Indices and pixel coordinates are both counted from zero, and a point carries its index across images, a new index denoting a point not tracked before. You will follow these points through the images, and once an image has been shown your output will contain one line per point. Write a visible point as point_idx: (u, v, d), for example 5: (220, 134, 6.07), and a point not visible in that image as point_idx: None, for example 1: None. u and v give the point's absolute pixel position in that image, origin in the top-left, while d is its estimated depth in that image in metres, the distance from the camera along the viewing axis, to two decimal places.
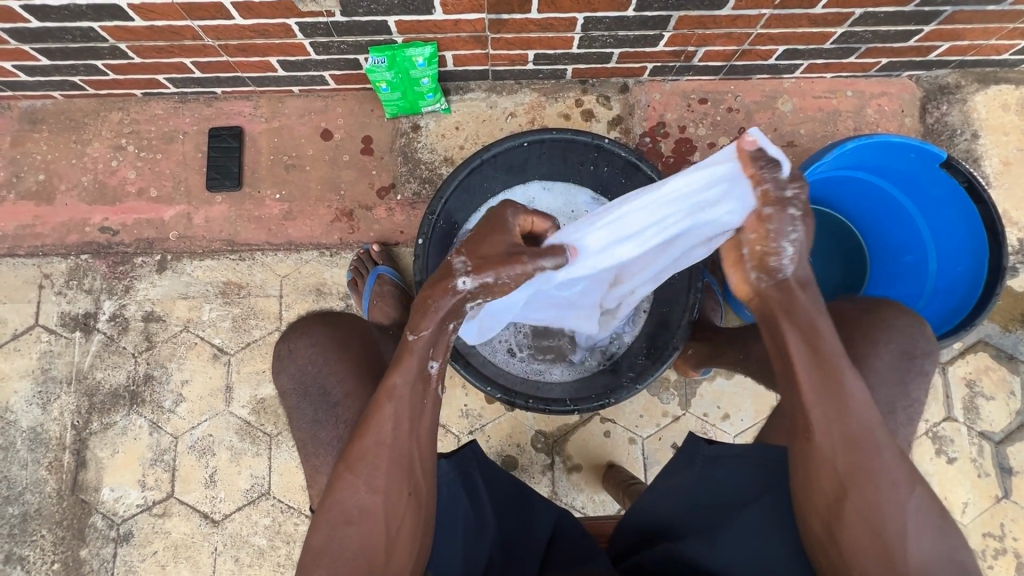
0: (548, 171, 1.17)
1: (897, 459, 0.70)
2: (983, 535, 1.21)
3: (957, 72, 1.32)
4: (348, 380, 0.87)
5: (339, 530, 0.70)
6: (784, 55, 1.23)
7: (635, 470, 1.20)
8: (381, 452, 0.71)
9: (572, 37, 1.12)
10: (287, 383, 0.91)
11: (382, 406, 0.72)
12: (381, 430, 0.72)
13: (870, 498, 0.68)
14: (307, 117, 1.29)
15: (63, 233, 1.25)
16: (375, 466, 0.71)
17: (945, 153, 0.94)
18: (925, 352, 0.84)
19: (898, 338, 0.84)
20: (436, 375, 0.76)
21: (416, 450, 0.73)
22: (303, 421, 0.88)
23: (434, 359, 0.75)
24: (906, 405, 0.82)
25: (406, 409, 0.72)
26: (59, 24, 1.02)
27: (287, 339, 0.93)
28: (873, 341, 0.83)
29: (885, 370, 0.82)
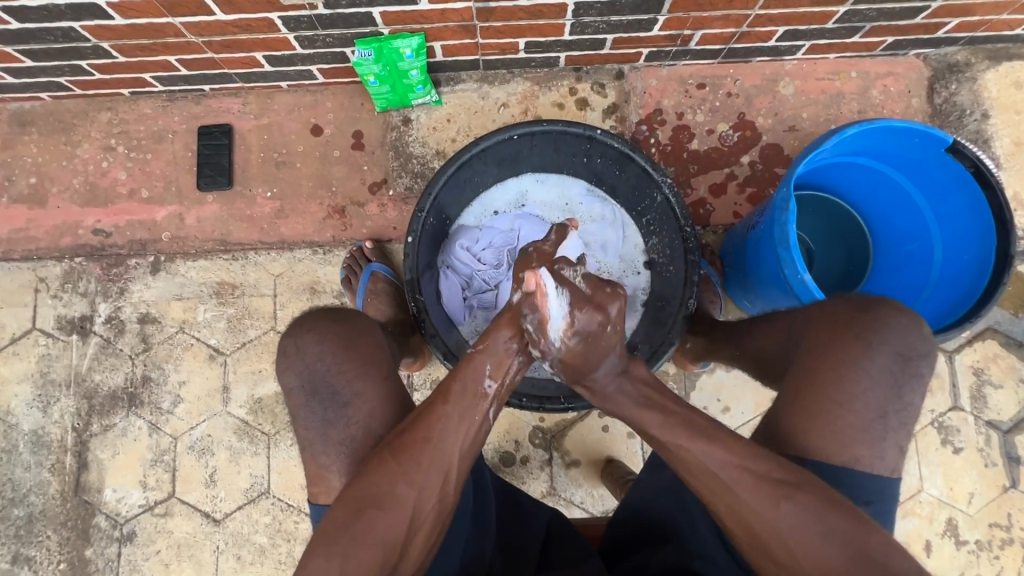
0: (541, 163, 1.15)
1: (750, 487, 0.68)
2: (989, 525, 1.19)
3: (967, 49, 1.27)
4: (357, 381, 0.80)
5: (367, 515, 0.69)
6: (785, 36, 1.18)
7: (634, 464, 1.19)
8: (426, 449, 0.72)
9: (563, 24, 1.09)
10: (294, 381, 0.80)
11: (437, 406, 0.74)
12: (430, 431, 0.72)
13: (750, 528, 0.68)
14: (296, 113, 1.27)
15: (57, 236, 1.25)
16: (418, 462, 0.71)
17: (950, 137, 0.90)
18: (924, 353, 0.76)
19: (893, 339, 0.75)
20: (491, 396, 0.77)
21: (456, 458, 0.73)
22: (310, 422, 0.80)
23: (492, 378, 0.77)
24: (898, 409, 0.74)
25: (459, 414, 0.74)
26: (39, 24, 1.00)
27: (291, 334, 0.82)
28: (866, 343, 0.74)
29: (876, 374, 0.74)
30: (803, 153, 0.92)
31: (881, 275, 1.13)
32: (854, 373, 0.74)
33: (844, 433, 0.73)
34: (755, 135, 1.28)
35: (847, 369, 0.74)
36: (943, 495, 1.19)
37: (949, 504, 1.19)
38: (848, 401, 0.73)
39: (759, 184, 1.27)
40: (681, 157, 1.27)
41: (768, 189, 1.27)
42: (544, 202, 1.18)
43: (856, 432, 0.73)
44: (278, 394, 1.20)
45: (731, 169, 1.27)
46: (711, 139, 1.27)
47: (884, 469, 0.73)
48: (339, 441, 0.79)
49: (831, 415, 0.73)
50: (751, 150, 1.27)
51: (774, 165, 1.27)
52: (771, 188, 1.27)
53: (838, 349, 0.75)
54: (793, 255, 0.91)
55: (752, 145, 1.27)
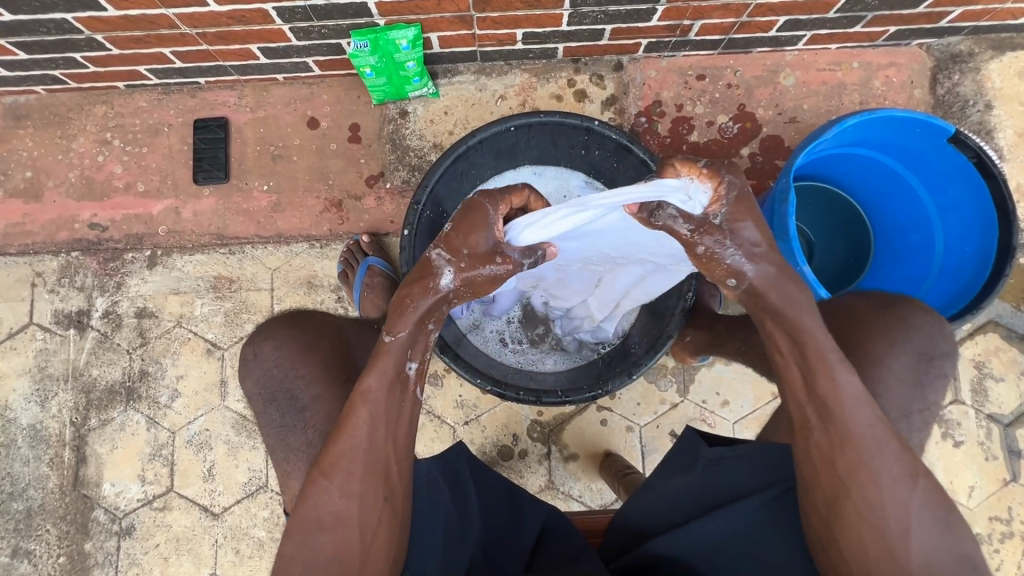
0: (538, 155, 1.14)
1: (895, 460, 0.68)
2: (990, 518, 1.18)
3: (971, 39, 1.26)
4: (314, 385, 0.85)
5: (313, 530, 0.70)
6: (786, 26, 1.17)
7: (633, 458, 1.19)
8: (354, 457, 0.70)
9: (561, 14, 1.08)
10: (252, 389, 0.87)
11: (358, 408, 0.71)
12: (354, 433, 0.71)
13: (869, 499, 0.67)
14: (292, 106, 1.26)
15: (53, 230, 1.24)
16: (349, 472, 0.70)
17: (954, 127, 0.89)
18: (946, 353, 0.81)
19: (918, 339, 0.80)
20: (414, 376, 0.75)
21: (391, 452, 0.72)
22: (270, 429, 0.85)
23: (413, 359, 0.74)
24: (921, 409, 0.79)
25: (383, 411, 0.72)
26: (32, 16, 0.99)
27: (251, 342, 0.89)
28: (892, 343, 0.80)
29: (901, 372, 0.79)
30: (803, 144, 0.90)
31: (881, 268, 1.12)
32: (881, 373, 0.79)
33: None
34: (755, 126, 1.27)
35: (871, 367, 0.79)
36: (943, 489, 1.19)
37: (950, 497, 1.18)
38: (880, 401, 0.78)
39: (759, 176, 1.26)
40: (681, 149, 1.26)
41: (768, 181, 1.26)
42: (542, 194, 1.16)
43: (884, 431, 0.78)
44: None
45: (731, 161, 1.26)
46: (711, 131, 1.26)
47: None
48: None
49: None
50: (751, 142, 1.26)
51: (775, 157, 1.26)
52: (772, 180, 1.26)
53: (876, 351, 0.79)
54: (793, 246, 0.89)
55: (752, 137, 1.26)
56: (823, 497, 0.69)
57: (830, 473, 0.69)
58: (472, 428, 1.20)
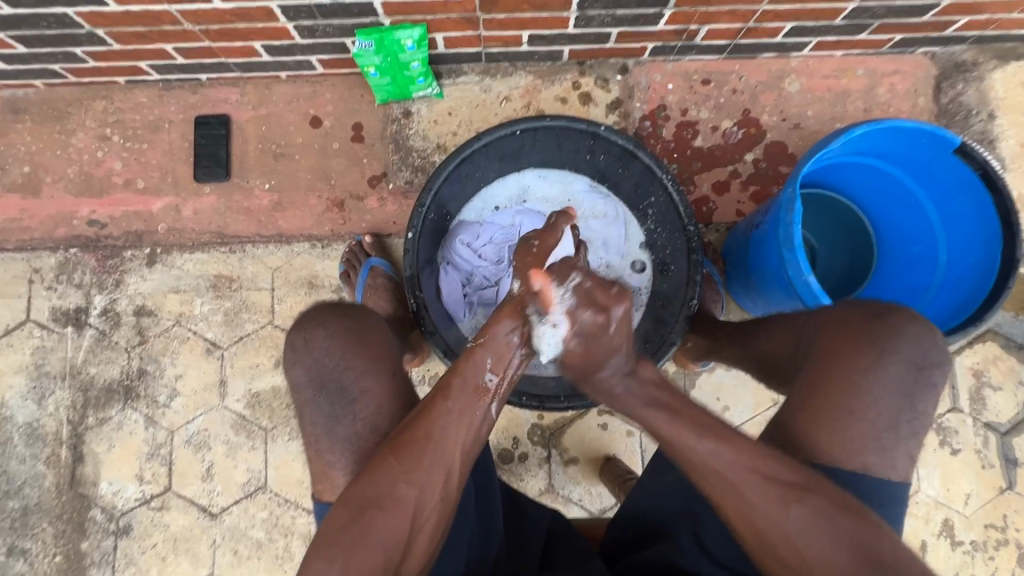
0: (543, 159, 1.13)
1: (767, 457, 0.67)
2: (985, 526, 1.19)
3: (975, 48, 1.26)
4: (365, 377, 0.80)
5: (370, 513, 0.69)
6: (792, 33, 1.16)
7: (632, 463, 1.19)
8: (428, 448, 0.70)
9: (568, 17, 1.07)
10: (302, 376, 0.80)
11: (437, 402, 0.72)
12: (433, 424, 0.71)
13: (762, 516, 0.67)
14: (295, 104, 1.25)
15: (51, 226, 1.23)
16: (419, 459, 0.70)
17: (959, 138, 0.89)
18: (938, 363, 0.74)
19: (908, 348, 0.73)
20: (492, 391, 0.74)
21: (458, 458, 0.72)
22: (317, 417, 0.79)
23: (492, 372, 0.74)
24: (910, 418, 0.72)
25: (459, 409, 0.72)
26: (32, 10, 0.98)
27: (299, 328, 0.82)
28: (876, 351, 0.73)
29: (892, 383, 0.72)
30: (808, 153, 0.90)
31: (884, 276, 1.12)
32: (864, 380, 0.72)
33: (849, 443, 0.72)
34: (759, 133, 1.26)
35: (860, 378, 0.73)
36: (939, 496, 1.19)
37: (945, 505, 1.19)
38: (858, 411, 0.72)
39: (762, 182, 1.26)
40: (685, 154, 1.26)
41: (771, 187, 1.26)
42: (545, 198, 1.16)
43: (865, 440, 0.71)
44: (277, 388, 1.19)
45: (735, 166, 1.26)
46: (715, 137, 1.26)
47: (884, 476, 0.72)
48: (343, 437, 0.79)
49: (840, 423, 0.72)
50: (755, 148, 1.26)
51: (779, 164, 1.26)
52: (776, 186, 1.26)
53: (851, 357, 0.74)
54: (798, 256, 0.90)
55: (756, 143, 1.26)
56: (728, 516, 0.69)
57: (725, 499, 0.68)
58: None
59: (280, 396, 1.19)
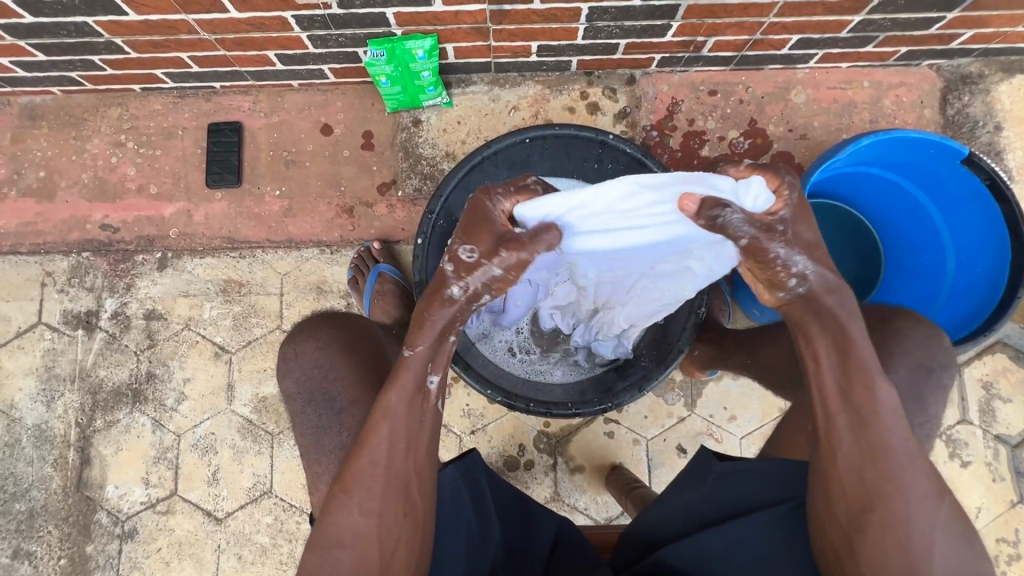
0: (553, 167, 1.14)
1: (853, 445, 0.69)
2: (996, 540, 1.18)
3: (980, 60, 1.27)
4: (353, 387, 0.82)
5: (335, 553, 0.69)
6: (798, 45, 1.18)
7: (639, 471, 1.19)
8: (375, 471, 0.70)
9: (577, 28, 1.09)
10: (291, 387, 0.85)
11: (378, 424, 0.70)
12: (374, 449, 0.70)
13: (887, 514, 0.67)
14: (306, 112, 1.27)
15: (65, 230, 1.24)
16: (368, 488, 0.70)
17: (967, 148, 0.89)
18: (945, 365, 0.82)
19: (917, 350, 0.81)
20: (436, 390, 0.73)
21: (411, 466, 0.72)
22: (304, 428, 0.83)
23: (434, 373, 0.72)
24: (923, 420, 0.80)
25: (406, 423, 0.71)
26: (53, 19, 1.00)
27: (292, 341, 0.87)
28: (889, 355, 0.81)
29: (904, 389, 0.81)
30: (816, 162, 0.91)
31: (892, 285, 1.12)
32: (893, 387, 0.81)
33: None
34: (766, 143, 1.27)
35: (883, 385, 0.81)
36: None
37: None
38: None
39: None
40: (692, 163, 1.27)
41: None
42: None
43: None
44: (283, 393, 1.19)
45: None
46: (721, 146, 1.27)
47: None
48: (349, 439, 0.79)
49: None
50: (762, 158, 1.27)
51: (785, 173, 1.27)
52: None
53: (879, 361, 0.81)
54: None
55: (763, 152, 1.26)
56: (850, 513, 0.69)
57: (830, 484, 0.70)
58: (477, 438, 1.19)
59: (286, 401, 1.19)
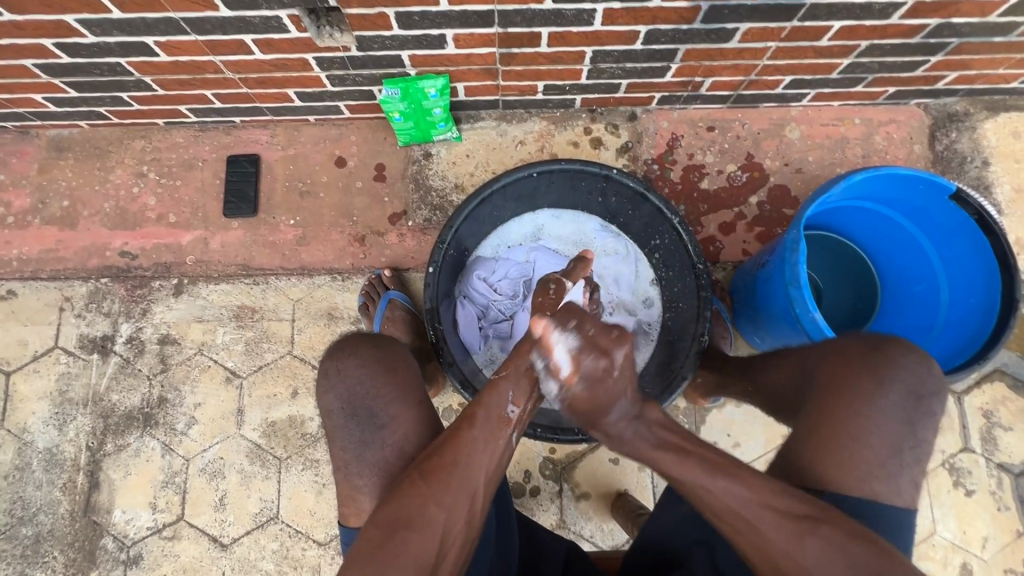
0: (558, 199, 1.18)
1: (764, 496, 0.68)
2: (1004, 571, 1.17)
3: (966, 100, 1.33)
4: (396, 404, 0.81)
5: (398, 535, 0.69)
6: (791, 85, 1.24)
7: (644, 499, 1.19)
8: (455, 473, 0.72)
9: (581, 69, 1.15)
10: (334, 403, 0.81)
11: (462, 432, 0.74)
12: (456, 453, 0.73)
13: (766, 546, 0.68)
14: (322, 145, 1.32)
15: (85, 257, 1.28)
16: (446, 484, 0.71)
17: (954, 185, 0.93)
18: (935, 391, 0.75)
19: (906, 376, 0.74)
20: (514, 421, 0.76)
21: (481, 483, 0.73)
22: (347, 441, 0.81)
23: (515, 404, 0.76)
24: (913, 445, 0.72)
25: (484, 438, 0.74)
26: (88, 59, 1.06)
27: (332, 356, 0.83)
28: (877, 380, 0.74)
29: (897, 416, 0.73)
30: (811, 197, 0.95)
31: (889, 314, 1.15)
32: (905, 423, 0.73)
33: (849, 478, 0.72)
34: (763, 176, 1.32)
35: (899, 419, 0.73)
36: (956, 539, 1.18)
37: (962, 548, 1.18)
38: (862, 437, 0.72)
39: (766, 223, 1.31)
40: (692, 196, 1.32)
41: (776, 228, 1.31)
42: (559, 236, 1.22)
43: (872, 467, 0.71)
44: (292, 418, 1.21)
45: (741, 208, 1.31)
46: (720, 179, 1.32)
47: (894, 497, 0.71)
48: (369, 457, 0.80)
49: (845, 451, 0.72)
50: (759, 191, 1.32)
51: (782, 206, 1.32)
52: (780, 228, 1.31)
53: (854, 384, 0.74)
54: (804, 294, 0.93)
55: (760, 186, 1.31)
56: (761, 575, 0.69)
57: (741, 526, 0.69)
58: None
59: (295, 425, 1.21)
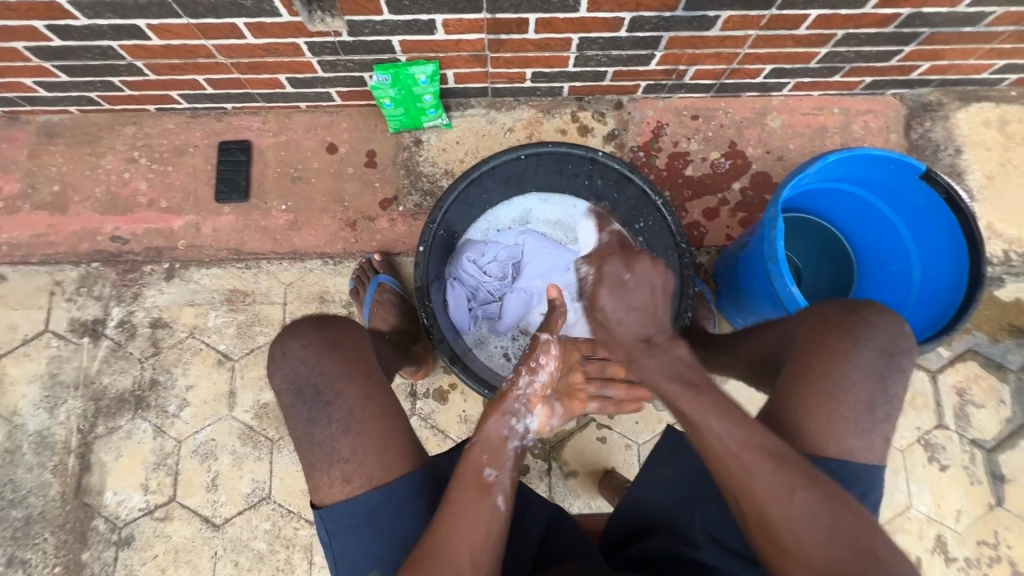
0: (546, 183, 1.21)
1: (766, 466, 0.68)
2: (977, 543, 1.22)
3: (939, 90, 1.38)
4: None
5: None
6: (772, 74, 1.28)
7: (631, 475, 1.22)
8: (440, 558, 0.70)
9: (568, 56, 1.18)
10: (280, 384, 0.84)
11: (441, 519, 0.72)
12: (439, 540, 0.71)
13: (765, 511, 0.68)
14: (313, 132, 1.34)
15: (76, 242, 1.29)
16: (434, 573, 0.69)
17: (923, 165, 0.97)
18: (906, 351, 0.78)
19: (878, 336, 0.77)
20: (495, 483, 0.75)
21: (472, 557, 0.70)
22: (337, 406, 0.82)
23: (492, 466, 0.76)
24: (885, 401, 0.75)
25: (463, 516, 0.72)
26: (80, 42, 1.07)
27: (279, 339, 0.86)
28: (851, 339, 0.77)
29: (869, 373, 0.76)
30: (788, 176, 0.98)
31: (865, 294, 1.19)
32: (877, 381, 0.76)
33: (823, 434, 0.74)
34: (745, 163, 1.36)
35: (872, 377, 0.76)
36: (931, 513, 1.22)
37: (937, 521, 1.22)
38: (839, 394, 0.75)
39: (748, 209, 1.34)
40: (676, 182, 1.35)
41: (757, 214, 1.35)
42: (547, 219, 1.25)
43: (848, 423, 0.74)
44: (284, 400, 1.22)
45: (723, 194, 1.35)
46: (704, 166, 1.36)
47: (860, 456, 0.74)
48: (361, 426, 0.82)
49: (822, 407, 0.75)
50: (741, 177, 1.35)
51: (763, 192, 1.35)
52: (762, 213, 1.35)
53: (828, 345, 0.78)
54: (781, 269, 0.96)
55: (743, 173, 1.35)
56: (745, 522, 0.70)
57: (737, 488, 0.69)
58: None
59: None
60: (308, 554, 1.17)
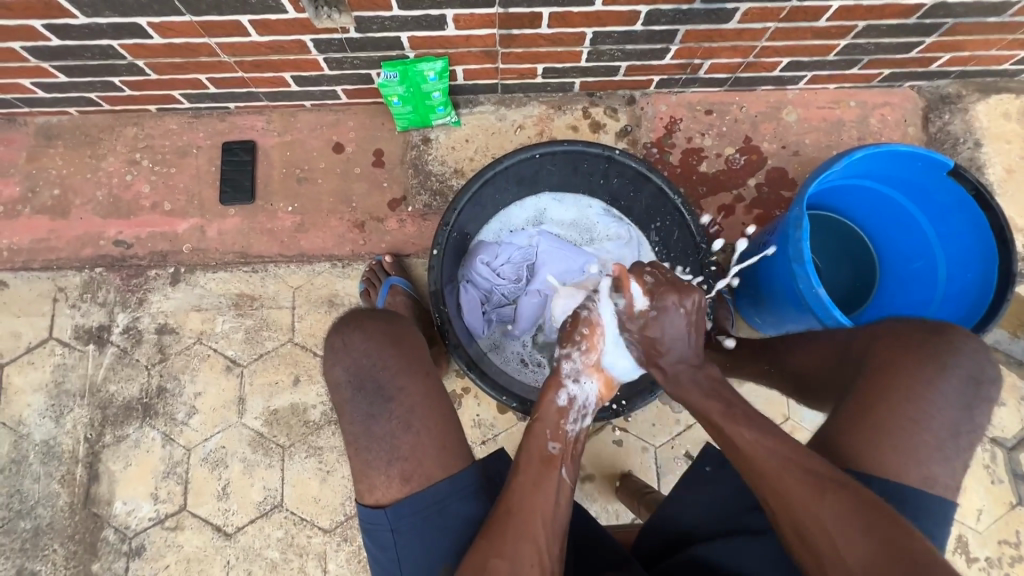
0: (559, 182, 1.18)
1: (795, 510, 0.67)
2: (999, 542, 1.20)
3: (958, 82, 1.35)
4: (400, 378, 0.81)
5: None
6: (789, 67, 1.25)
7: (648, 479, 1.20)
8: (511, 523, 0.74)
9: (581, 51, 1.15)
10: (342, 376, 0.81)
11: (512, 491, 0.77)
12: (514, 509, 0.75)
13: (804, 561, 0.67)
14: (319, 131, 1.31)
15: (78, 246, 1.26)
16: (505, 538, 0.73)
17: (952, 161, 0.95)
18: (993, 378, 0.74)
19: (966, 360, 0.73)
20: (557, 456, 0.80)
21: (540, 523, 0.74)
22: (357, 416, 0.80)
23: (554, 440, 0.81)
24: (970, 429, 0.72)
25: (532, 482, 0.77)
26: (79, 42, 1.04)
27: (337, 331, 0.83)
28: (939, 363, 0.73)
29: (954, 398, 0.72)
30: (814, 173, 0.95)
31: (888, 293, 1.17)
32: (964, 408, 0.73)
33: (897, 460, 0.71)
34: (761, 159, 1.33)
35: (955, 405, 0.72)
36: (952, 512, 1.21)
37: (958, 521, 1.20)
38: (923, 420, 0.72)
39: (764, 206, 1.32)
40: (691, 179, 1.32)
41: (774, 210, 1.32)
42: (561, 220, 1.22)
43: (928, 451, 0.71)
44: (294, 406, 1.20)
45: (739, 190, 1.32)
46: (719, 162, 1.33)
47: (926, 475, 0.71)
48: (381, 436, 0.80)
49: (906, 432, 0.72)
50: (757, 173, 1.33)
51: (780, 188, 1.32)
52: (778, 210, 1.32)
53: (910, 365, 0.74)
54: (808, 270, 0.93)
55: (758, 168, 1.32)
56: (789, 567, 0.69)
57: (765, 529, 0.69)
58: (489, 448, 1.21)
59: (297, 413, 1.20)
60: (322, 562, 1.15)
